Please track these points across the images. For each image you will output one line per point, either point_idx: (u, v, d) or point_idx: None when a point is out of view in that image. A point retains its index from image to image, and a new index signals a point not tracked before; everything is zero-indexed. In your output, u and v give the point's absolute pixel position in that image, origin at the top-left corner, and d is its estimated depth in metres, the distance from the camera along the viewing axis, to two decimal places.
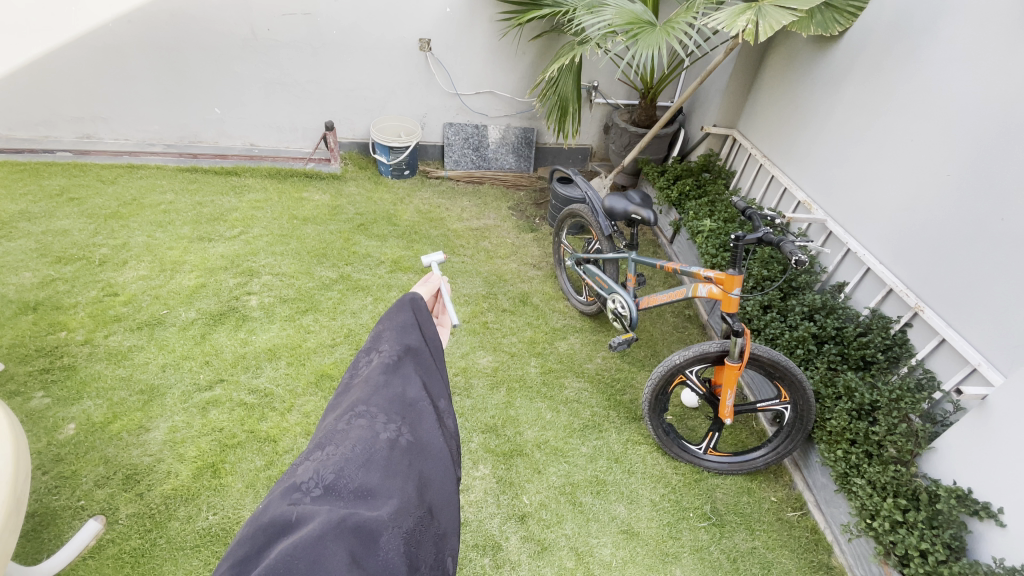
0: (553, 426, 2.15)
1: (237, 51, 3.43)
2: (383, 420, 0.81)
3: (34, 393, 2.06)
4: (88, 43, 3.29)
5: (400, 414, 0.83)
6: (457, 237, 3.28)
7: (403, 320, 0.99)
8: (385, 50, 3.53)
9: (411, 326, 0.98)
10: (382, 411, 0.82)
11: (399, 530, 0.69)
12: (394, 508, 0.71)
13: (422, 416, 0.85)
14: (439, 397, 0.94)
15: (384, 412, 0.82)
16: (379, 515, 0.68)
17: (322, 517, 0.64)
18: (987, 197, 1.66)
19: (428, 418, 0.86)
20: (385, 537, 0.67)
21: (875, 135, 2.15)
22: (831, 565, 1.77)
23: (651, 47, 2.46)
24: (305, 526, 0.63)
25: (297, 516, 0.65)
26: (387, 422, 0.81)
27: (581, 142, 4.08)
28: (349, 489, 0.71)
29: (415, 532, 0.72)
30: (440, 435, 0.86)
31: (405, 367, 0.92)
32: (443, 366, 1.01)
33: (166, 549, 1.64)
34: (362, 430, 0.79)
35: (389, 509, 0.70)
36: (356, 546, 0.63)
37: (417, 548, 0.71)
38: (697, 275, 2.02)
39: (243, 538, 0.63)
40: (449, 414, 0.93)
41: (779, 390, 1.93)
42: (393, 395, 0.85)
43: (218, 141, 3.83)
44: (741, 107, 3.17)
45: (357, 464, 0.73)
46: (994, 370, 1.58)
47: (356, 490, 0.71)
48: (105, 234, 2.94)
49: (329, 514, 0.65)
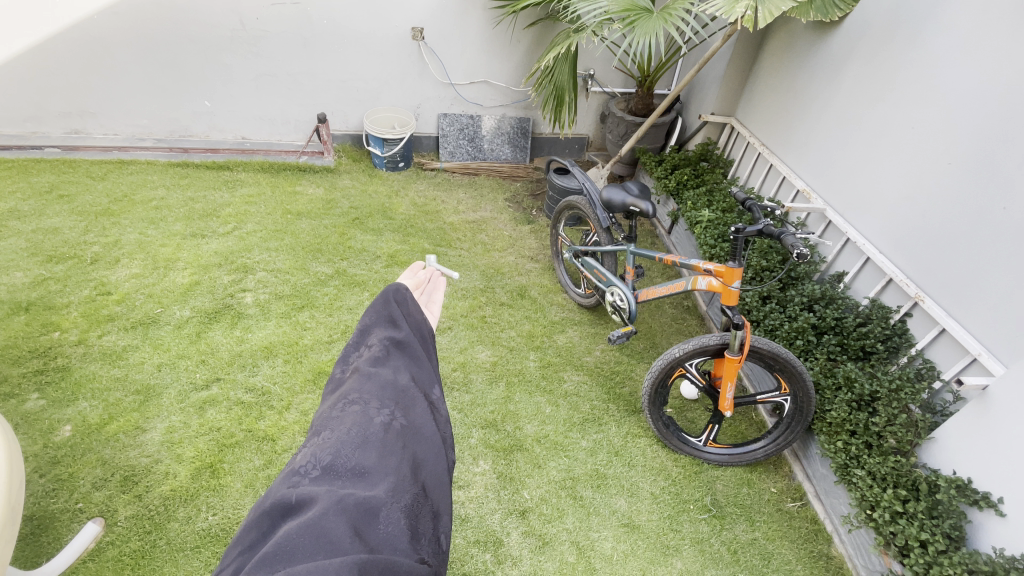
0: (552, 421, 2.15)
1: (227, 43, 3.36)
2: (377, 404, 0.76)
3: (29, 395, 2.03)
4: (73, 36, 3.22)
5: (394, 397, 0.78)
6: (454, 230, 3.25)
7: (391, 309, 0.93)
8: (377, 40, 3.46)
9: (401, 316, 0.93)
10: (376, 394, 0.77)
11: (400, 505, 0.66)
12: (392, 485, 0.67)
13: (415, 399, 0.81)
14: (432, 383, 0.89)
15: (378, 397, 0.77)
16: (378, 493, 0.65)
17: (323, 498, 0.62)
18: (989, 182, 1.64)
19: (422, 402, 0.82)
20: (384, 512, 0.64)
21: (874, 121, 2.12)
22: (830, 555, 1.78)
23: (648, 34, 2.41)
24: (307, 508, 0.62)
25: (297, 499, 0.62)
26: (380, 407, 0.75)
27: (579, 132, 4.03)
28: (347, 469, 0.67)
29: (415, 508, 0.68)
30: (432, 419, 0.81)
31: (395, 358, 0.86)
32: (432, 354, 0.95)
33: (166, 550, 1.63)
34: (356, 411, 0.74)
35: (386, 488, 0.66)
36: (356, 521, 0.61)
37: (418, 524, 0.68)
38: (697, 268, 1.99)
39: (248, 524, 0.62)
40: (444, 400, 0.88)
41: (779, 381, 1.92)
42: (385, 381, 0.80)
43: (210, 135, 3.76)
44: (739, 94, 3.13)
45: (354, 444, 0.69)
46: (995, 360, 1.57)
47: (354, 469, 0.67)
48: (96, 231, 2.89)
49: (329, 495, 0.62)
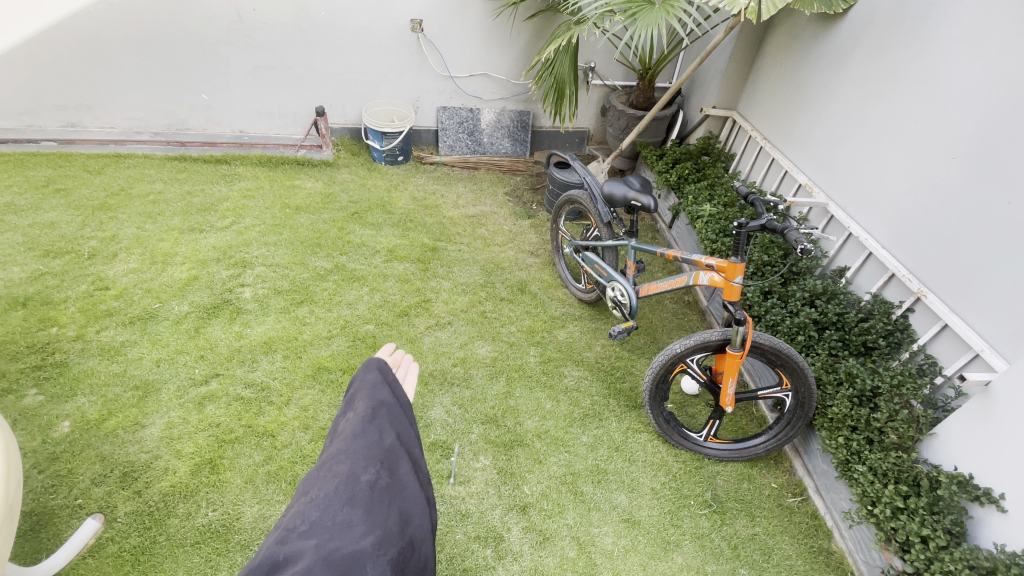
0: (553, 416, 2.14)
1: (223, 35, 3.33)
2: (363, 466, 0.93)
3: (27, 391, 2.02)
4: (69, 28, 3.19)
5: (378, 459, 0.95)
6: (454, 225, 3.23)
7: (373, 380, 1.13)
8: (376, 32, 3.43)
9: (381, 385, 1.12)
10: (361, 456, 0.94)
11: (382, 555, 0.81)
12: (374, 537, 0.83)
13: (397, 460, 0.98)
14: (413, 445, 1.06)
15: (363, 460, 0.94)
16: (361, 544, 0.81)
17: (310, 552, 0.77)
18: (993, 177, 1.63)
19: (403, 462, 0.99)
20: (369, 562, 0.79)
21: (878, 116, 2.10)
22: (831, 550, 1.78)
23: (650, 26, 2.38)
24: (296, 561, 0.76)
25: (285, 556, 0.76)
26: (365, 469, 0.92)
27: (579, 125, 4.01)
28: (334, 523, 0.83)
29: (398, 557, 0.84)
30: (413, 478, 0.97)
31: (378, 425, 1.03)
32: (412, 419, 1.12)
33: (166, 546, 1.62)
34: (344, 473, 0.90)
35: (371, 540, 0.82)
36: (343, 569, 0.76)
37: (401, 570, 0.84)
38: (699, 263, 1.97)
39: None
40: (424, 459, 1.05)
41: (780, 376, 1.91)
42: (370, 445, 0.97)
43: (207, 129, 3.73)
44: (741, 88, 3.10)
45: (341, 503, 0.85)
46: (997, 356, 1.56)
47: (340, 523, 0.83)
48: (93, 226, 2.87)
49: (317, 549, 0.77)
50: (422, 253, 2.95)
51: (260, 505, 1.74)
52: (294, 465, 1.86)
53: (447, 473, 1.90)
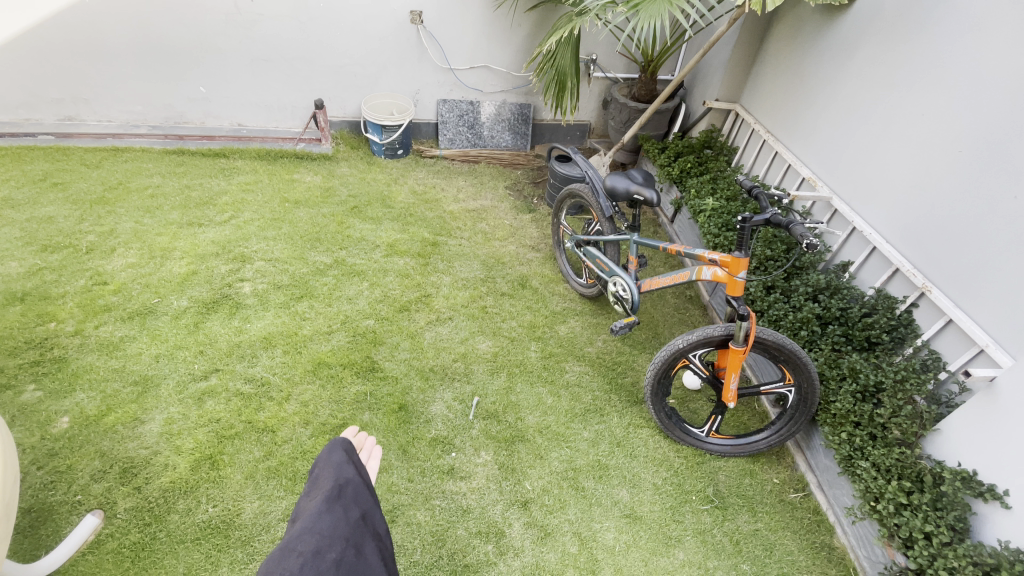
0: (554, 411, 2.13)
1: (221, 27, 3.29)
2: (331, 542, 0.89)
3: (26, 386, 2.01)
4: (65, 20, 3.15)
5: (345, 537, 0.93)
6: (454, 219, 3.21)
7: (337, 459, 1.11)
8: (376, 24, 3.39)
9: (346, 463, 1.11)
10: (330, 532, 0.91)
11: None
12: None
13: (364, 539, 0.96)
14: (378, 524, 1.04)
15: (331, 537, 0.90)
16: None
17: None
18: (999, 171, 1.61)
19: (369, 542, 0.97)
20: None
21: (884, 109, 2.07)
22: (833, 546, 1.78)
23: (653, 17, 2.35)
24: None
25: None
26: (333, 544, 0.89)
27: (580, 119, 3.97)
28: None
29: None
30: (379, 559, 0.96)
31: (344, 499, 1.01)
32: (374, 494, 1.10)
33: (166, 542, 1.62)
34: (311, 548, 0.86)
35: None
36: None
37: None
38: (702, 257, 1.96)
39: None
40: (387, 539, 1.04)
41: (783, 372, 1.90)
42: (337, 520, 0.95)
43: (205, 122, 3.69)
44: (744, 80, 3.07)
45: None
46: (1002, 351, 1.55)
47: None
48: (91, 220, 2.85)
49: None
50: (422, 248, 2.93)
51: (260, 501, 1.74)
52: (295, 461, 1.85)
53: (448, 469, 1.89)
